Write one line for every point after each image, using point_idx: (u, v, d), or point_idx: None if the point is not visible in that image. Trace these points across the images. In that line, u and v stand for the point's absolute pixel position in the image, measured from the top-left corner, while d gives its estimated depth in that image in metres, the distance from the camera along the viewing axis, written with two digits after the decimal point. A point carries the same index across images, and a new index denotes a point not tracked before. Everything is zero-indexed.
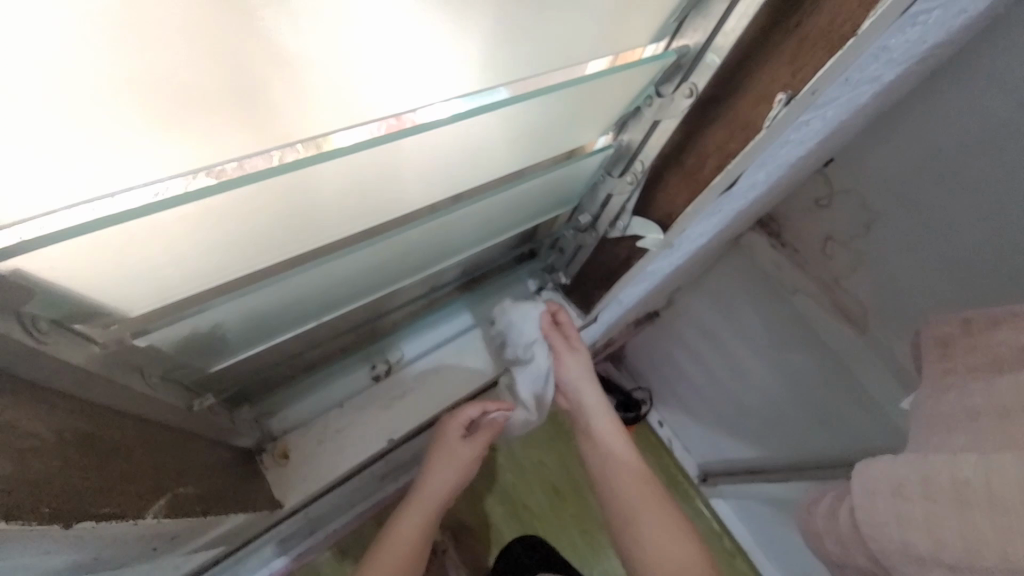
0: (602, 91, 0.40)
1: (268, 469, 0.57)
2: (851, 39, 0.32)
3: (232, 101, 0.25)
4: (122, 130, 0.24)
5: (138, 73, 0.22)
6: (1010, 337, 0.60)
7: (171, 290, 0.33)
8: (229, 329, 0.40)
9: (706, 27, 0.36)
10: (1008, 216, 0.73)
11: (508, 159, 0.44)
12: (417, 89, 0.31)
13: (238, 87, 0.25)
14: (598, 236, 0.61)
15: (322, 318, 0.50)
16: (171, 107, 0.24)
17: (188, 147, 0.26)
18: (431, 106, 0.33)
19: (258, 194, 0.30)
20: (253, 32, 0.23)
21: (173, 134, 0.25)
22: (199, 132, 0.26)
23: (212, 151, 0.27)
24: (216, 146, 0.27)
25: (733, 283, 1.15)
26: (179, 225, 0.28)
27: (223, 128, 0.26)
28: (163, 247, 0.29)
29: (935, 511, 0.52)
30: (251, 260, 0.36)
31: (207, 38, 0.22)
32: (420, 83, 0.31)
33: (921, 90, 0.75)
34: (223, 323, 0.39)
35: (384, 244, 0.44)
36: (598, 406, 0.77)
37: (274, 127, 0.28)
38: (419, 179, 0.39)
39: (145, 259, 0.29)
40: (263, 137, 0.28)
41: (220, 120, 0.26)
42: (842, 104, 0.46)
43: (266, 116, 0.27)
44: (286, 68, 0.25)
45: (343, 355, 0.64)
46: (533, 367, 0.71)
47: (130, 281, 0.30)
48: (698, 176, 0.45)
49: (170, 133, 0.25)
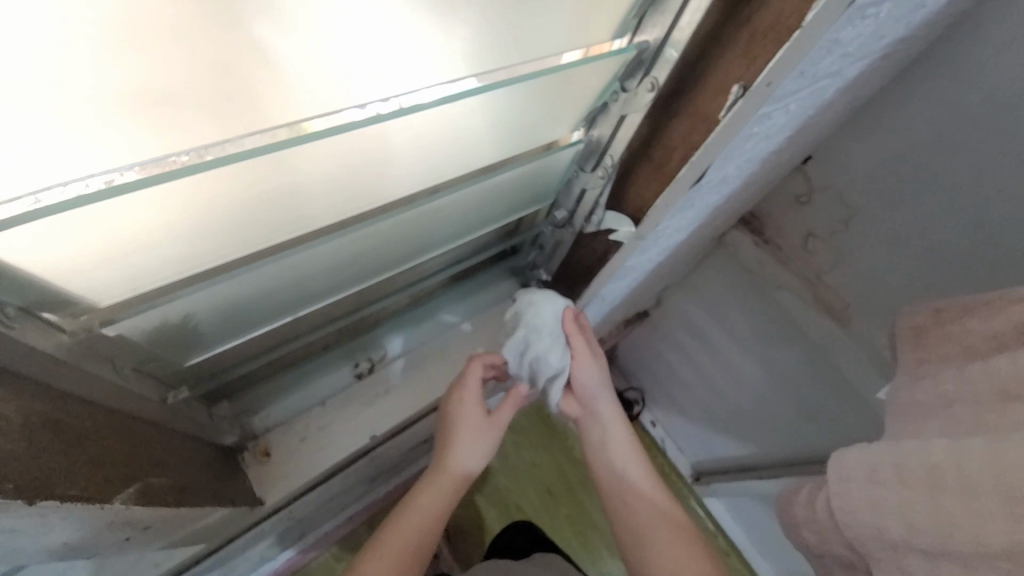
0: (566, 85, 0.41)
1: (249, 467, 0.58)
2: (798, 31, 0.33)
3: (204, 87, 0.27)
4: (93, 115, 0.25)
5: (114, 62, 0.24)
6: (981, 325, 0.61)
7: (138, 280, 0.34)
8: (201, 321, 0.41)
9: (663, 22, 0.37)
10: (981, 209, 0.74)
11: (477, 155, 0.46)
12: (382, 78, 0.32)
13: (211, 81, 0.27)
14: (574, 231, 0.62)
15: (298, 313, 0.51)
16: (142, 96, 0.25)
17: (156, 132, 0.27)
18: (418, 92, 0.34)
19: (220, 183, 0.31)
20: (229, 18, 0.25)
21: (142, 123, 0.26)
22: (169, 117, 0.27)
23: (180, 138, 0.28)
24: (182, 138, 0.28)
25: (719, 280, 1.16)
26: (139, 210, 0.29)
27: (190, 119, 0.28)
28: (127, 235, 0.30)
29: (907, 496, 0.52)
30: (222, 252, 0.37)
31: (185, 35, 0.25)
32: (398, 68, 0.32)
33: (893, 87, 0.77)
34: (195, 314, 0.40)
35: (361, 232, 0.45)
36: (612, 416, 0.73)
37: (242, 119, 0.29)
38: (388, 173, 0.40)
39: (109, 248, 0.30)
40: (231, 124, 0.29)
41: (189, 111, 0.27)
42: (804, 97, 0.47)
43: (236, 103, 0.28)
44: (258, 55, 0.27)
45: (329, 351, 0.66)
46: (545, 360, 0.66)
47: (96, 269, 0.31)
48: (667, 169, 0.47)
49: (139, 120, 0.26)
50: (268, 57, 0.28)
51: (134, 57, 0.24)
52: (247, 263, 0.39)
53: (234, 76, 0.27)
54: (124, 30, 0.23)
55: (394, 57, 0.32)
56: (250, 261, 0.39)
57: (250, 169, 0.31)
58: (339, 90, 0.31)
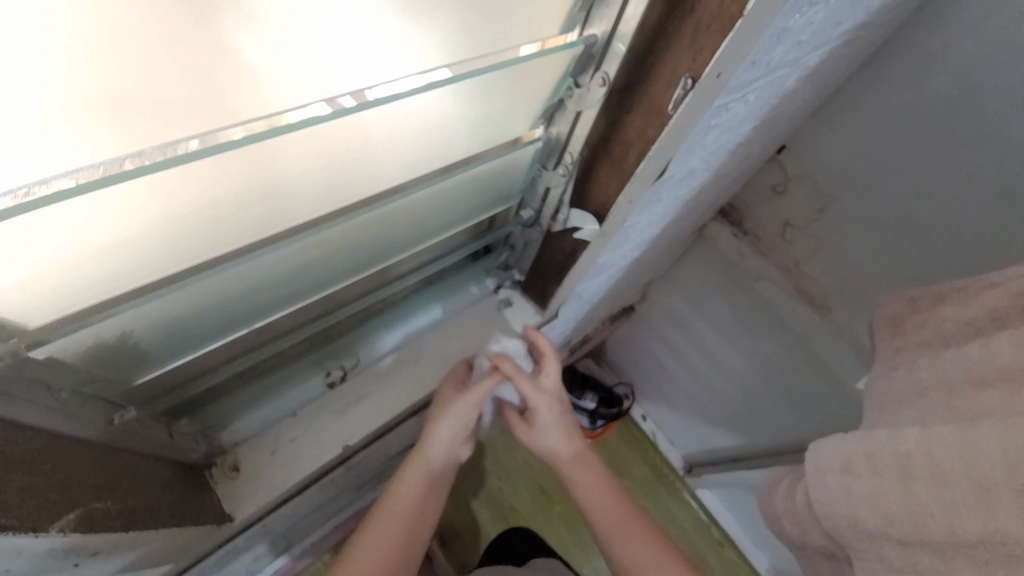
0: (521, 79, 0.40)
1: (217, 483, 0.57)
2: (739, 22, 0.32)
3: (177, 87, 0.26)
4: (59, 114, 0.24)
5: (88, 60, 0.23)
6: (954, 312, 0.61)
7: (71, 295, 0.33)
8: (143, 335, 0.40)
9: (610, 15, 0.37)
10: (951, 194, 0.74)
11: (432, 158, 0.44)
12: (343, 70, 0.31)
13: (190, 83, 0.27)
14: (542, 230, 0.62)
15: (254, 324, 0.51)
16: (111, 99, 0.25)
17: (115, 134, 0.26)
18: (395, 82, 0.33)
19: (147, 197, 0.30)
20: (208, 21, 0.25)
21: (107, 121, 0.25)
22: (137, 117, 0.26)
23: (142, 140, 0.27)
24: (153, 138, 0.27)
25: (702, 274, 1.16)
26: (68, 220, 0.27)
27: (168, 119, 0.27)
28: (49, 255, 0.29)
29: (881, 486, 0.52)
30: (168, 263, 0.36)
31: (169, 39, 0.25)
32: (361, 63, 0.32)
33: (864, 74, 0.76)
34: (133, 330, 0.39)
35: (313, 238, 0.44)
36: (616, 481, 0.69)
37: (213, 120, 0.29)
38: (339, 177, 0.39)
39: (36, 265, 0.29)
40: (201, 123, 0.28)
41: (161, 113, 0.27)
42: (761, 87, 0.46)
43: (206, 102, 0.28)
44: (229, 56, 0.27)
45: (293, 364, 0.64)
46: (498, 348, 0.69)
47: (25, 284, 0.29)
48: (625, 164, 0.46)
49: (108, 119, 0.25)
50: (236, 59, 0.27)
51: (115, 58, 0.24)
52: (187, 276, 0.38)
53: (210, 76, 0.27)
54: (111, 31, 0.23)
55: (356, 43, 0.31)
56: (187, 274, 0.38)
57: (195, 173, 0.30)
58: (297, 93, 0.31)
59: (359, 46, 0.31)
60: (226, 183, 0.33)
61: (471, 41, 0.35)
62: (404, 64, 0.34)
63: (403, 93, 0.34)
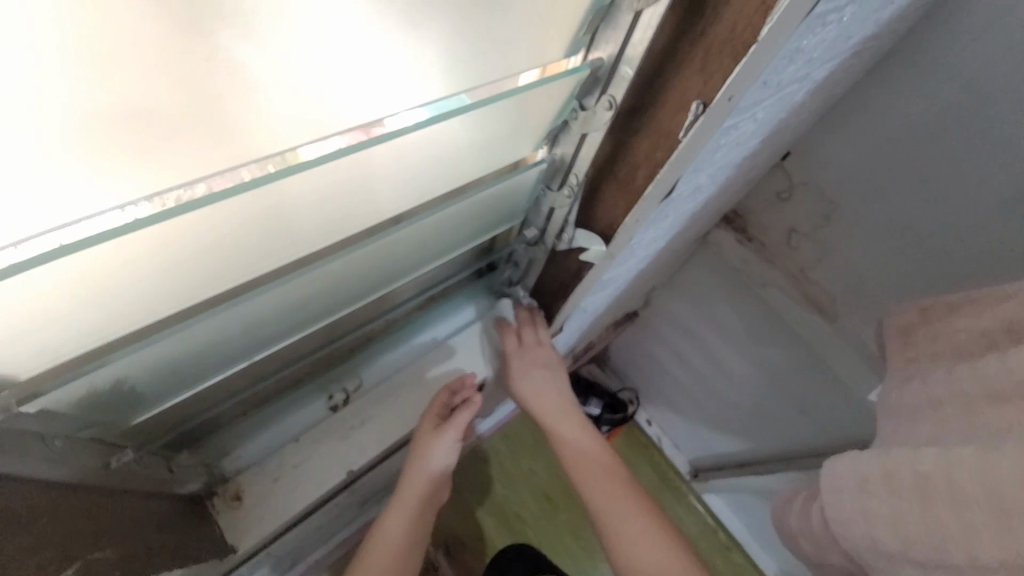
0: (527, 104, 0.39)
1: (218, 513, 0.56)
2: (754, 46, 0.31)
3: (195, 120, 0.26)
4: (85, 150, 0.24)
5: (93, 86, 0.23)
6: (968, 324, 0.59)
7: (89, 334, 0.33)
8: (138, 379, 0.39)
9: (616, 39, 0.35)
10: (961, 200, 0.73)
11: (435, 183, 0.43)
12: (356, 99, 0.31)
13: (192, 105, 0.26)
14: (547, 249, 0.60)
15: (256, 356, 0.49)
16: (111, 122, 0.24)
17: (140, 170, 0.27)
18: (400, 115, 0.34)
19: (156, 240, 0.30)
20: (214, 48, 0.25)
21: (112, 150, 0.25)
22: (160, 150, 0.27)
23: (165, 175, 0.28)
24: (162, 171, 0.27)
25: (706, 280, 1.14)
26: (78, 267, 0.28)
27: (173, 140, 0.27)
28: (59, 301, 0.29)
29: (899, 508, 0.51)
30: (168, 302, 0.35)
31: (168, 61, 0.24)
32: (376, 95, 0.32)
33: (870, 80, 0.75)
34: (128, 376, 0.38)
35: (316, 272, 0.43)
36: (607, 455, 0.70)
37: (233, 150, 0.29)
38: (338, 207, 0.38)
39: (46, 311, 0.29)
40: (221, 152, 0.29)
41: (175, 142, 0.27)
42: (771, 104, 0.45)
43: (223, 131, 0.28)
44: (243, 88, 0.27)
45: (302, 385, 0.64)
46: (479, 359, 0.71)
47: (36, 329, 0.30)
48: (633, 186, 0.45)
49: (111, 145, 0.25)
50: (239, 78, 0.26)
51: (111, 82, 0.23)
52: (196, 313, 0.38)
53: (211, 98, 0.26)
54: (108, 56, 0.22)
55: (364, 72, 0.30)
56: (187, 315, 0.38)
57: (198, 216, 0.30)
58: (300, 120, 0.30)
59: (369, 69, 0.30)
60: (224, 222, 0.32)
61: (474, 69, 0.34)
62: (405, 93, 0.33)
63: (407, 127, 0.34)
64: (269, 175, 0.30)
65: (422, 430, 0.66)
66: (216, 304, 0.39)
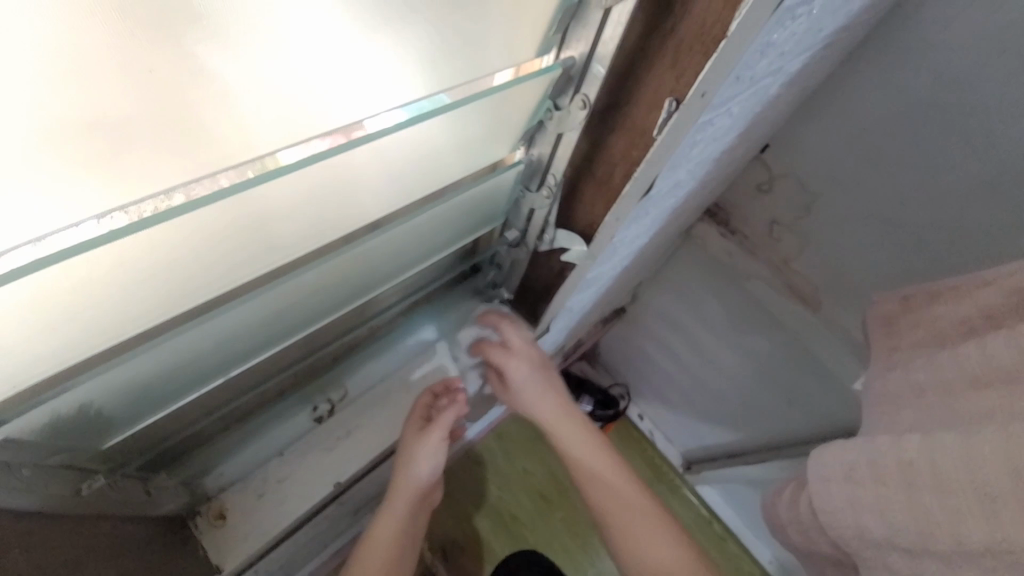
0: (503, 104, 0.38)
1: (201, 534, 0.55)
2: (723, 41, 0.31)
3: (167, 127, 0.26)
4: (50, 161, 0.23)
5: (61, 94, 0.22)
6: (947, 309, 0.60)
7: (62, 355, 0.32)
8: (105, 403, 0.38)
9: (587, 37, 0.35)
10: (936, 187, 0.74)
11: (411, 188, 0.42)
12: (334, 100, 0.30)
13: (163, 110, 0.25)
14: (529, 250, 0.60)
15: (232, 372, 0.48)
16: (80, 129, 0.23)
17: (111, 180, 0.26)
18: (380, 116, 0.32)
19: (120, 255, 0.29)
20: (185, 54, 0.24)
21: (76, 160, 0.24)
22: (131, 160, 0.26)
23: (136, 184, 0.27)
24: (135, 181, 0.26)
25: (691, 274, 1.15)
26: (33, 290, 0.26)
27: (140, 147, 0.25)
28: (23, 323, 0.28)
29: (885, 495, 0.51)
30: (138, 320, 0.35)
31: (138, 64, 0.23)
32: (359, 92, 0.31)
33: (844, 72, 0.76)
34: (93, 401, 0.37)
35: (287, 286, 0.42)
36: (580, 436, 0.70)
37: (210, 155, 0.28)
38: (313, 216, 0.37)
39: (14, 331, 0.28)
40: (196, 160, 0.28)
41: (148, 151, 0.26)
42: (745, 98, 0.45)
43: (199, 139, 0.27)
44: (218, 94, 0.26)
45: (285, 398, 0.62)
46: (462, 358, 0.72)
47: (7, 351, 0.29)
48: (610, 185, 0.45)
49: (77, 150, 0.24)
50: (210, 82, 0.25)
51: (76, 85, 0.22)
52: (172, 329, 0.37)
53: (181, 104, 0.25)
54: (78, 59, 0.22)
55: (341, 74, 0.29)
56: (159, 334, 0.37)
57: (164, 230, 0.29)
58: (274, 124, 0.29)
59: (347, 69, 0.29)
60: (189, 236, 0.31)
61: (447, 71, 0.34)
62: (379, 94, 0.32)
63: (388, 128, 0.32)
64: (247, 181, 0.29)
65: (407, 433, 0.65)
66: (186, 322, 0.38)
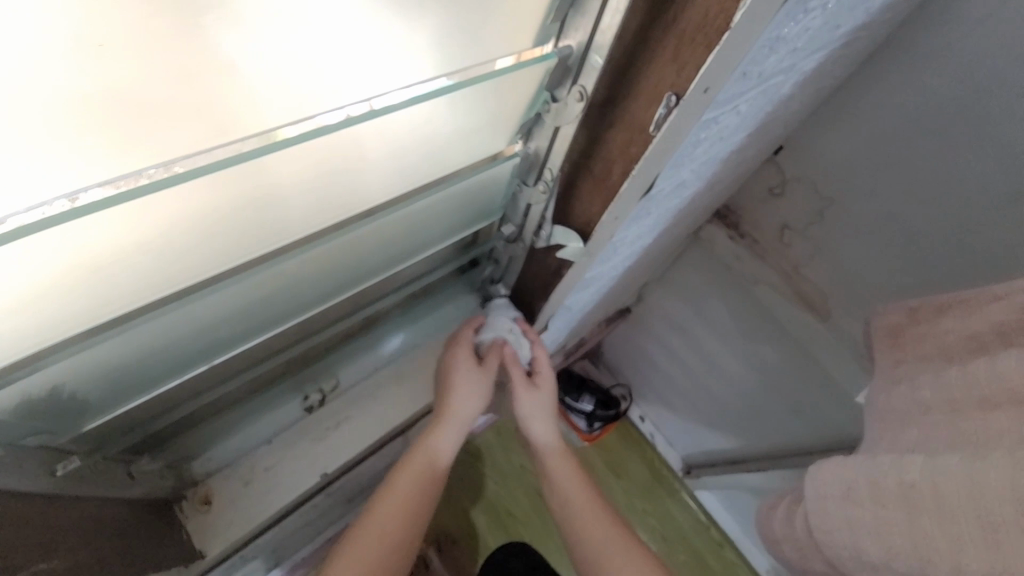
0: (499, 92, 0.37)
1: (186, 518, 0.54)
2: (727, 32, 0.30)
3: (182, 97, 0.25)
4: (66, 130, 0.23)
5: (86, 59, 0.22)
6: (958, 325, 0.58)
7: (49, 332, 0.32)
8: (77, 387, 0.38)
9: (585, 26, 0.33)
10: (955, 196, 0.71)
11: (402, 178, 0.41)
12: (340, 78, 0.30)
13: (171, 83, 0.24)
14: (526, 246, 0.59)
15: (215, 360, 0.48)
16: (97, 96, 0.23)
17: (122, 150, 0.25)
18: (388, 93, 0.32)
19: (93, 240, 0.28)
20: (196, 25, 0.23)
21: (86, 125, 0.23)
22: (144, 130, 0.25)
23: (142, 155, 0.26)
24: (142, 149, 0.26)
25: (698, 277, 1.12)
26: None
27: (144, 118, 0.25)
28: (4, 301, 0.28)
29: (883, 516, 0.49)
30: (117, 304, 0.34)
31: (160, 26, 0.22)
32: (362, 74, 0.30)
33: (866, 73, 0.72)
34: (64, 384, 0.37)
35: (267, 273, 0.41)
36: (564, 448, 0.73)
37: (217, 128, 0.27)
38: (298, 204, 0.37)
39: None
40: (204, 131, 0.27)
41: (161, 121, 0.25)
42: (754, 96, 0.43)
43: (209, 112, 0.27)
44: (228, 68, 0.26)
45: (275, 385, 0.61)
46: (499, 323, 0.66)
47: None
48: (608, 183, 0.43)
49: (88, 121, 0.23)
50: (211, 56, 0.25)
51: (99, 52, 0.22)
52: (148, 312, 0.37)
53: (186, 79, 0.25)
54: (100, 22, 0.21)
55: (351, 53, 0.29)
56: (134, 316, 0.36)
57: (137, 214, 0.28)
58: (283, 98, 0.28)
59: (353, 49, 0.29)
60: (156, 217, 0.30)
61: (441, 57, 0.32)
62: (382, 71, 0.31)
63: (396, 104, 0.32)
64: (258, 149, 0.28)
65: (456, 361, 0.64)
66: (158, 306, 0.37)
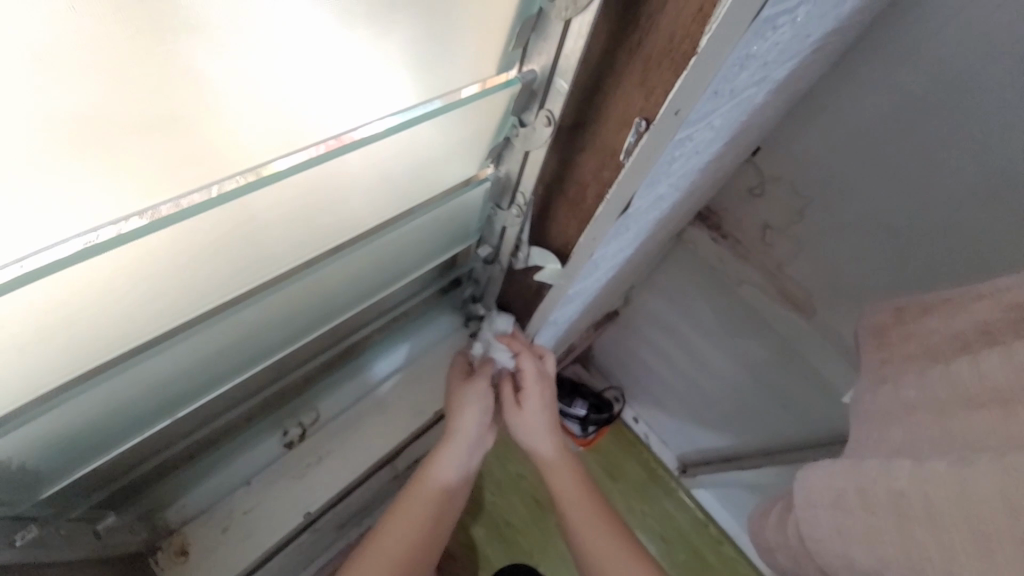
0: (462, 121, 0.36)
1: (162, 570, 0.52)
2: (694, 57, 0.28)
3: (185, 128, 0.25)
4: (73, 167, 0.23)
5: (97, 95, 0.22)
6: (941, 324, 0.58)
7: (40, 380, 0.32)
8: (30, 458, 0.37)
9: (548, 51, 0.32)
10: (932, 190, 0.71)
11: (369, 213, 0.40)
12: (332, 108, 0.29)
13: (179, 116, 0.24)
14: (503, 267, 0.57)
15: (179, 414, 0.45)
16: (106, 131, 0.23)
17: (128, 186, 0.25)
18: (371, 123, 0.31)
19: (45, 304, 0.27)
20: (198, 61, 0.23)
21: (94, 159, 0.24)
22: (146, 163, 0.25)
23: (146, 192, 0.26)
24: (147, 184, 0.26)
25: (683, 279, 1.11)
26: None
27: (143, 149, 0.24)
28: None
29: (873, 525, 0.48)
30: (63, 369, 0.33)
31: (164, 63, 0.22)
32: (350, 102, 0.30)
33: (839, 72, 0.72)
34: (14, 455, 0.35)
35: (236, 318, 0.40)
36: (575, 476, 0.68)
37: (218, 161, 0.27)
38: (265, 246, 0.35)
39: None
40: (203, 166, 0.27)
41: (167, 156, 0.25)
42: (728, 109, 0.42)
43: (207, 146, 0.26)
44: (225, 104, 0.25)
45: (254, 422, 0.59)
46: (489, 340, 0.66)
47: None
48: (583, 206, 0.42)
49: (103, 155, 0.24)
50: (212, 92, 0.24)
51: (104, 90, 0.22)
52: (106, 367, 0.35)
53: (193, 112, 0.25)
54: (110, 61, 0.21)
55: (335, 85, 0.28)
56: (75, 380, 0.34)
57: (92, 271, 0.27)
58: (275, 128, 0.28)
59: (340, 67, 0.27)
60: (109, 276, 0.29)
61: (398, 86, 0.31)
62: (361, 103, 0.30)
63: (378, 134, 0.31)
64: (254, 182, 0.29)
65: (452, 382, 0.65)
66: (104, 368, 0.35)
